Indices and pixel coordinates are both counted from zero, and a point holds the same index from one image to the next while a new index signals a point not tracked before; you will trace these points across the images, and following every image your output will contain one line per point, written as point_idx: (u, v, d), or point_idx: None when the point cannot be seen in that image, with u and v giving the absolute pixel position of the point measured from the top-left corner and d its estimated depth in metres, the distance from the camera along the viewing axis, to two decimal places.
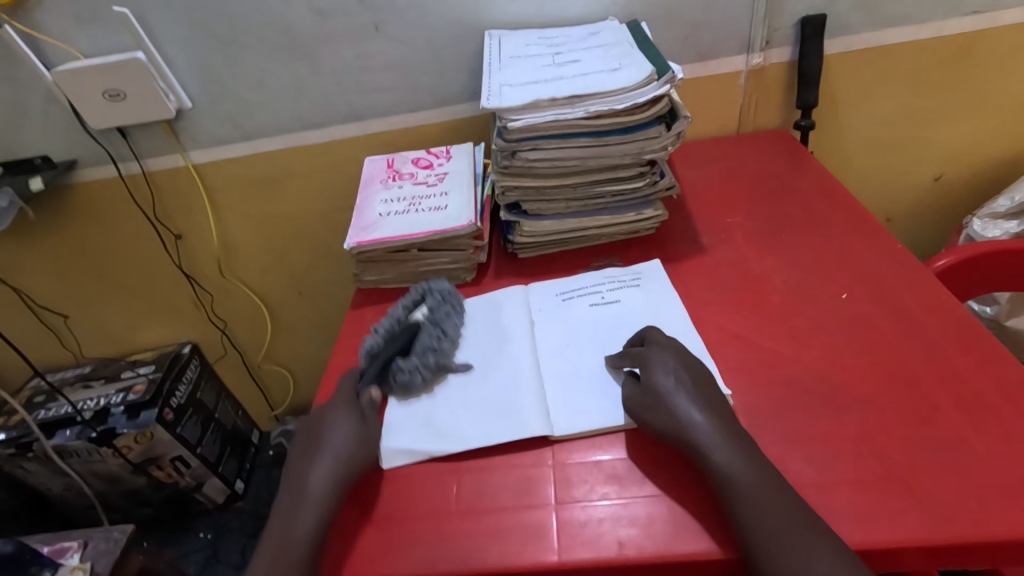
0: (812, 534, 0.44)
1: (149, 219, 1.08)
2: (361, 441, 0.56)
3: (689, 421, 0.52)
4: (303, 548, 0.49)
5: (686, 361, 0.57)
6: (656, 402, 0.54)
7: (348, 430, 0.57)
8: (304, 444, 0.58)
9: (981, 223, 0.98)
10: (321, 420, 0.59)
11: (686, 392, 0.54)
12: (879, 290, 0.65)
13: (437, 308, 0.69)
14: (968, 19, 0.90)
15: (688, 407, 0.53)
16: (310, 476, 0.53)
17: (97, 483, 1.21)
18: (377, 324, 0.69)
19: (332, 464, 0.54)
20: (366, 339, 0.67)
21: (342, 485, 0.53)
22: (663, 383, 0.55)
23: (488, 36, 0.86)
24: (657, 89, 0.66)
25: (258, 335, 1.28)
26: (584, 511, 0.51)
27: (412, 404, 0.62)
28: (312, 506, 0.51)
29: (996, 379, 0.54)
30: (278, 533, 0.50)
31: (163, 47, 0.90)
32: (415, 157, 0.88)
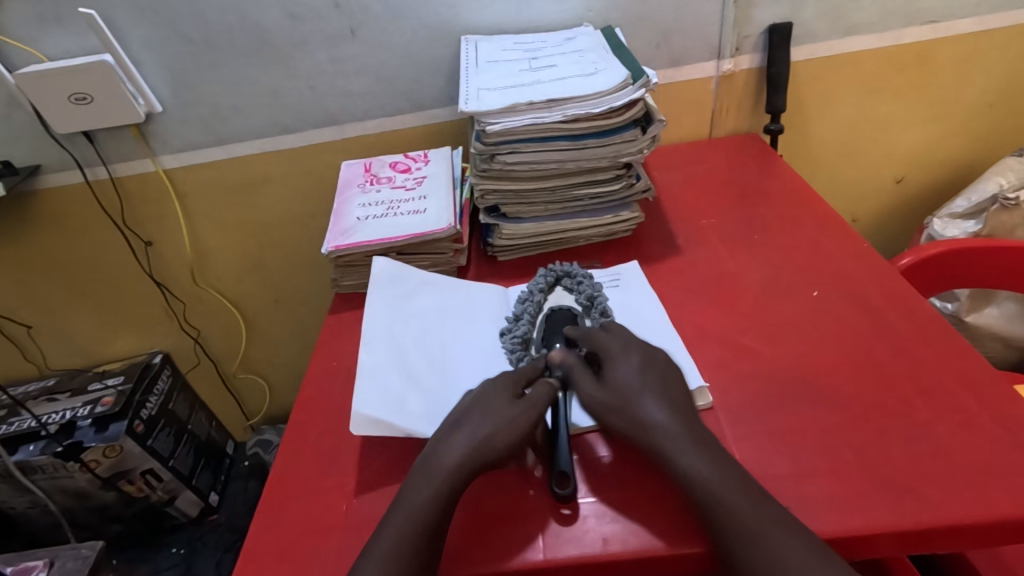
0: (786, 524, 0.46)
1: (118, 225, 1.05)
2: (511, 428, 0.53)
3: (649, 419, 0.53)
4: (425, 519, 0.48)
5: (651, 361, 0.58)
6: (612, 401, 0.55)
7: (504, 405, 0.54)
8: (457, 409, 0.56)
9: (941, 223, 1.02)
10: (481, 392, 0.57)
11: (651, 395, 0.54)
12: (847, 287, 0.67)
13: (586, 292, 0.70)
14: (926, 28, 0.94)
15: (649, 405, 0.53)
16: (450, 445, 0.52)
17: (64, 499, 1.17)
18: (522, 316, 0.68)
19: (473, 442, 0.52)
20: (518, 330, 0.66)
21: (474, 466, 0.51)
22: (628, 384, 0.55)
23: (464, 41, 0.87)
24: (632, 93, 0.67)
25: (232, 343, 1.26)
26: (566, 509, 0.51)
27: (385, 378, 0.60)
28: (443, 478, 0.50)
29: (957, 370, 0.57)
30: (405, 494, 0.50)
31: (132, 50, 0.88)
32: (392, 161, 0.88)
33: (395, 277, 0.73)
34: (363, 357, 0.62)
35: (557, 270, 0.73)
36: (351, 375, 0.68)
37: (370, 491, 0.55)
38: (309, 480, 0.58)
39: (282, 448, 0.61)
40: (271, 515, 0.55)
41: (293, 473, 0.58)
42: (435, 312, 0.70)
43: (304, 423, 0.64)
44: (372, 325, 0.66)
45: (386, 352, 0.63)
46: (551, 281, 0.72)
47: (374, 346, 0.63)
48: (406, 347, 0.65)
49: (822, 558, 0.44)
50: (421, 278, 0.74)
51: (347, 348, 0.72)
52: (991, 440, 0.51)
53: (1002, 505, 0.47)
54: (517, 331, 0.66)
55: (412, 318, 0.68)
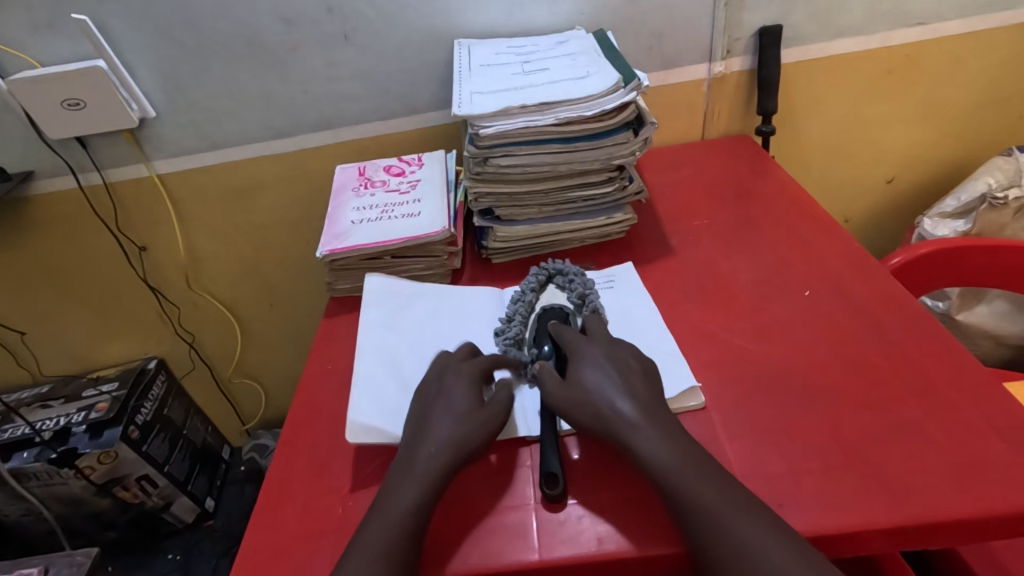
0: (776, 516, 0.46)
1: (112, 230, 1.05)
2: (475, 427, 0.55)
3: (618, 411, 0.53)
4: (406, 520, 0.49)
5: (616, 356, 0.58)
6: (576, 396, 0.55)
7: (463, 403, 0.56)
8: (417, 412, 0.57)
9: (932, 222, 1.03)
10: (434, 393, 0.58)
11: (614, 386, 0.55)
12: (838, 286, 0.68)
13: (576, 289, 0.69)
14: (914, 30, 0.95)
15: (617, 398, 0.54)
16: (419, 451, 0.53)
17: (58, 506, 1.16)
18: (515, 316, 0.68)
19: (441, 447, 0.53)
20: (511, 330, 0.66)
21: (447, 467, 0.52)
22: (593, 381, 0.56)
23: (457, 45, 0.87)
24: (623, 96, 0.68)
25: (227, 347, 1.25)
26: (563, 509, 0.52)
27: (380, 384, 0.62)
28: (420, 481, 0.51)
29: (947, 368, 0.57)
30: (383, 498, 0.51)
31: (125, 56, 0.88)
32: (386, 165, 0.88)
33: (387, 286, 0.75)
34: (358, 366, 0.64)
35: (541, 270, 0.72)
36: (346, 378, 0.69)
37: (366, 494, 0.56)
38: (305, 484, 0.58)
39: (278, 452, 0.61)
40: (267, 519, 0.55)
41: (288, 476, 0.59)
42: (429, 322, 0.71)
43: (300, 426, 0.64)
44: (368, 334, 0.68)
45: (382, 359, 0.65)
46: (542, 277, 0.71)
47: (369, 355, 0.66)
48: (401, 358, 0.66)
49: (814, 556, 0.44)
50: (413, 286, 0.75)
51: (343, 352, 0.72)
52: (981, 437, 0.51)
53: (992, 500, 0.47)
54: (509, 332, 0.66)
55: (407, 324, 0.70)
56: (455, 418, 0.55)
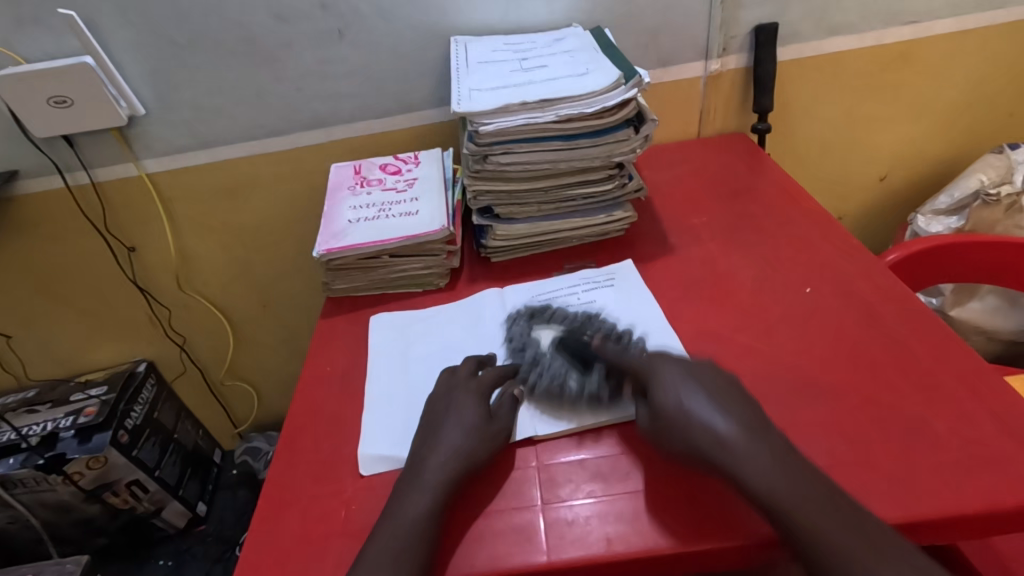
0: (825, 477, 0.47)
1: (100, 231, 1.03)
2: (483, 441, 0.54)
3: (722, 435, 0.49)
4: (418, 526, 0.48)
5: (690, 370, 0.55)
6: (676, 424, 0.51)
7: (474, 415, 0.56)
8: (425, 424, 0.57)
9: (924, 219, 1.04)
10: (443, 407, 0.58)
11: (712, 405, 0.51)
12: (839, 282, 0.68)
13: (566, 316, 0.67)
14: (906, 28, 0.96)
15: (715, 418, 0.50)
16: (429, 460, 0.53)
17: (46, 513, 1.13)
18: (539, 358, 0.62)
19: (450, 456, 0.53)
20: (548, 377, 0.60)
21: (457, 477, 0.52)
22: (693, 404, 0.52)
23: (453, 42, 0.86)
24: (624, 93, 0.67)
25: (219, 350, 1.23)
26: (571, 510, 0.51)
27: (389, 412, 0.62)
28: (431, 488, 0.51)
29: (948, 363, 0.58)
30: (393, 506, 0.51)
31: (114, 53, 0.86)
32: (382, 164, 0.87)
33: (398, 315, 0.74)
34: (369, 396, 0.64)
35: (524, 311, 0.68)
36: (346, 379, 0.67)
37: (369, 498, 0.55)
38: (304, 488, 0.56)
39: (276, 456, 0.60)
40: (266, 524, 0.54)
41: (288, 480, 0.57)
42: (433, 332, 0.71)
43: (299, 429, 0.63)
44: (376, 362, 0.68)
45: (392, 384, 0.65)
46: (528, 315, 0.68)
47: (379, 382, 0.66)
48: (406, 372, 0.66)
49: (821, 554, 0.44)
50: (420, 309, 0.74)
51: (341, 353, 0.71)
52: (987, 432, 0.51)
53: (1000, 496, 0.47)
54: (548, 377, 0.60)
55: (414, 342, 0.70)
56: (465, 432, 0.54)
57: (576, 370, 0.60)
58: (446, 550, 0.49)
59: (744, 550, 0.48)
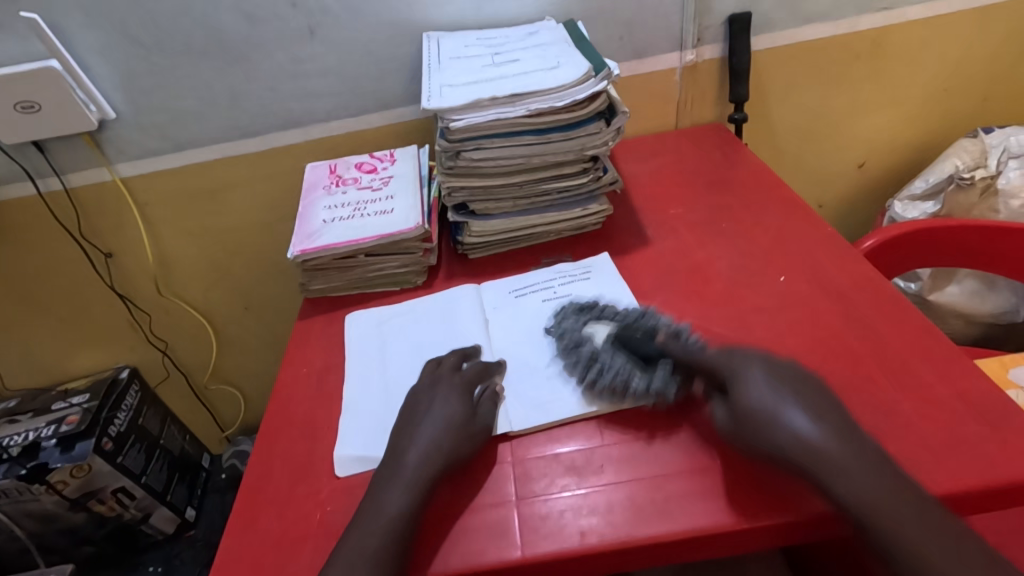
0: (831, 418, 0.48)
1: (75, 237, 1.01)
2: (462, 436, 0.54)
3: (794, 428, 0.47)
4: (394, 523, 0.48)
5: (774, 365, 0.52)
6: (759, 424, 0.49)
7: (456, 409, 0.56)
8: (404, 418, 0.57)
9: (902, 205, 1.03)
10: (424, 402, 0.58)
11: (788, 399, 0.49)
12: (812, 271, 0.69)
13: (618, 310, 0.64)
14: (879, 15, 0.96)
15: (790, 410, 0.48)
16: (408, 455, 0.53)
17: (30, 524, 1.12)
18: (598, 356, 0.59)
19: (429, 451, 0.53)
20: (611, 377, 0.57)
21: (435, 473, 0.51)
22: (763, 395, 0.50)
23: (425, 38, 0.86)
24: (594, 86, 0.67)
25: (203, 353, 1.22)
26: (545, 505, 0.51)
27: (365, 412, 0.61)
28: (409, 483, 0.51)
29: (919, 347, 0.58)
30: (371, 502, 0.50)
31: (80, 55, 0.85)
32: (358, 162, 0.87)
33: (375, 313, 0.74)
34: (346, 397, 0.64)
35: (573, 304, 0.66)
36: (323, 380, 0.67)
37: (346, 499, 0.54)
38: (281, 491, 0.56)
39: (252, 459, 0.60)
40: (242, 528, 0.54)
41: (264, 483, 0.57)
42: (410, 330, 0.70)
43: (276, 431, 0.62)
44: (353, 362, 0.68)
45: (369, 383, 0.65)
46: (578, 309, 0.65)
47: (356, 382, 0.65)
48: (383, 372, 0.66)
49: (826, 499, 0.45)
50: (396, 306, 0.74)
51: (318, 354, 0.71)
52: (955, 416, 0.52)
53: (967, 478, 0.48)
54: (613, 374, 0.57)
55: (390, 340, 0.69)
56: (444, 428, 0.54)
57: (638, 369, 0.57)
58: (423, 548, 0.49)
59: (716, 539, 0.48)
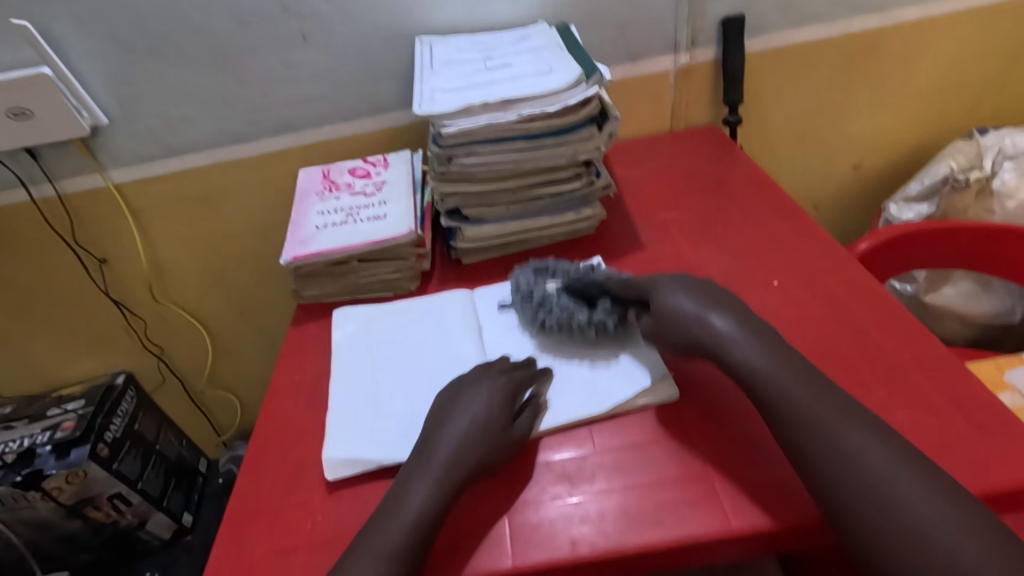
0: (748, 333, 0.54)
1: (68, 243, 1.01)
2: (496, 440, 0.53)
3: (714, 325, 0.54)
4: (419, 518, 0.48)
5: (685, 281, 0.59)
6: (681, 325, 0.56)
7: (494, 407, 0.55)
8: (439, 409, 0.56)
9: (897, 207, 1.04)
10: (460, 395, 0.57)
11: (708, 306, 0.56)
12: (806, 275, 0.68)
13: (569, 264, 0.70)
14: (874, 17, 0.96)
15: (712, 313, 0.55)
16: (440, 448, 0.52)
17: (26, 531, 1.11)
18: (547, 298, 0.65)
19: (462, 447, 0.52)
20: (558, 313, 0.63)
21: (465, 472, 0.51)
22: (687, 304, 0.56)
23: (418, 42, 0.85)
24: (586, 91, 0.67)
25: (199, 358, 1.22)
26: (537, 513, 0.51)
27: (353, 416, 0.61)
28: (437, 479, 0.50)
29: (912, 352, 0.58)
30: (396, 495, 0.50)
31: (72, 62, 0.85)
32: (351, 167, 0.86)
33: (366, 315, 0.74)
34: (333, 400, 0.63)
35: (529, 265, 0.70)
36: (315, 387, 0.67)
37: (337, 508, 0.54)
38: (272, 500, 0.56)
39: (244, 468, 0.60)
40: (232, 538, 0.54)
41: (255, 492, 0.57)
42: (402, 333, 0.70)
43: (267, 440, 0.62)
44: (341, 365, 0.67)
45: (359, 387, 0.64)
46: (537, 269, 0.69)
47: (343, 386, 0.64)
48: (374, 376, 0.65)
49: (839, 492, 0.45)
50: (388, 307, 0.74)
51: (311, 361, 0.70)
52: (948, 421, 0.52)
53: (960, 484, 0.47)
54: (559, 312, 0.64)
55: (381, 343, 0.69)
56: (478, 432, 0.53)
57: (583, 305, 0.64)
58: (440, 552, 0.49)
59: (709, 547, 0.48)
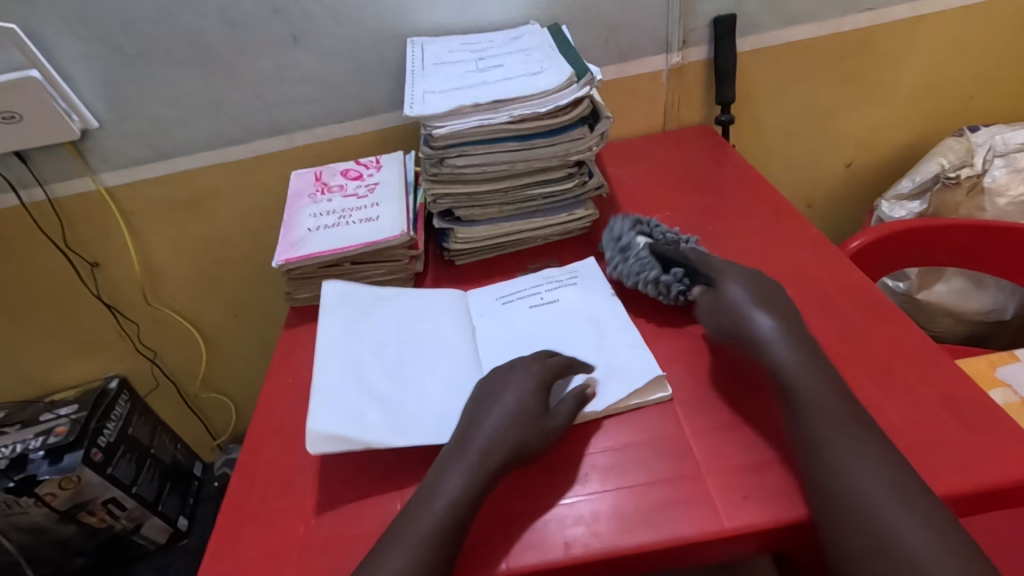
0: (777, 324, 0.56)
1: (60, 247, 1.01)
2: (532, 431, 0.53)
3: (760, 324, 0.56)
4: (449, 509, 0.48)
5: (755, 280, 0.61)
6: (731, 312, 0.58)
7: (531, 398, 0.55)
8: (477, 397, 0.57)
9: (889, 205, 1.03)
10: (499, 384, 0.57)
11: (758, 305, 0.58)
12: (798, 273, 0.69)
13: (667, 231, 0.71)
14: (865, 15, 0.96)
15: (759, 313, 0.57)
16: (476, 438, 0.53)
17: (19, 536, 1.11)
18: (630, 247, 0.70)
19: (498, 437, 0.52)
20: (630, 263, 0.68)
21: (500, 464, 0.51)
22: (741, 301, 0.59)
23: (410, 44, 0.85)
24: (577, 91, 0.67)
25: (193, 361, 1.22)
26: (540, 515, 0.51)
27: (341, 396, 0.58)
28: (470, 469, 0.51)
29: (904, 350, 0.58)
30: (429, 484, 0.51)
31: (61, 65, 0.84)
32: (343, 169, 0.86)
33: (351, 294, 0.71)
34: (318, 377, 0.60)
35: (626, 215, 0.73)
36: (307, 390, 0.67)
37: (331, 512, 0.54)
38: (264, 505, 0.56)
39: (236, 472, 0.59)
40: (225, 542, 0.53)
41: (248, 496, 0.57)
42: (394, 322, 0.68)
43: (260, 443, 0.62)
44: (326, 344, 0.64)
45: (348, 368, 0.61)
46: (633, 221, 0.72)
47: (329, 365, 0.61)
48: (363, 360, 0.63)
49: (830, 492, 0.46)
50: (376, 290, 0.72)
51: (303, 364, 0.70)
52: (939, 419, 0.52)
53: (951, 482, 0.48)
54: (632, 266, 0.68)
55: (371, 327, 0.67)
56: (515, 420, 0.53)
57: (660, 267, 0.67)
58: (478, 540, 0.50)
59: (702, 547, 0.48)
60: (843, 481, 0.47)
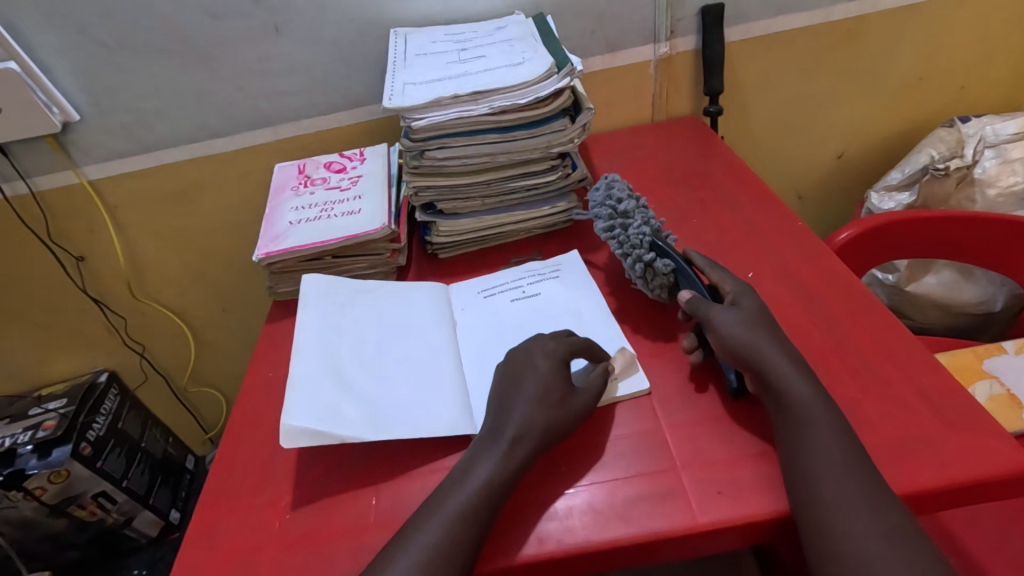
0: (753, 329, 0.55)
1: (46, 242, 1.00)
2: (564, 412, 0.53)
3: (772, 360, 0.52)
4: (480, 492, 0.48)
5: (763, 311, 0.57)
6: (737, 342, 0.54)
7: (559, 379, 0.55)
8: (506, 380, 0.56)
9: (878, 196, 1.02)
10: (527, 366, 0.57)
11: (771, 343, 0.53)
12: (781, 266, 0.68)
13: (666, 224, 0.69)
14: (855, 4, 0.95)
15: (770, 350, 0.53)
16: (508, 423, 0.52)
17: (10, 531, 1.10)
18: (631, 217, 0.67)
19: (532, 419, 0.52)
20: (629, 233, 0.65)
21: (534, 445, 0.51)
22: (745, 336, 0.54)
23: (393, 34, 0.84)
24: (557, 82, 0.66)
25: (182, 355, 1.21)
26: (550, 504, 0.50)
27: (316, 385, 0.57)
28: (502, 453, 0.50)
29: (884, 344, 0.58)
30: (459, 469, 0.51)
31: (39, 56, 0.83)
32: (327, 162, 0.85)
33: (329, 286, 0.70)
34: (294, 367, 0.59)
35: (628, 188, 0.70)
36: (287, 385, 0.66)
37: (306, 508, 0.54)
38: (242, 499, 0.56)
39: (213, 468, 0.59)
40: (200, 537, 0.53)
41: (225, 491, 0.57)
42: (374, 314, 0.68)
43: (238, 439, 0.61)
44: (304, 332, 0.63)
45: (324, 360, 0.61)
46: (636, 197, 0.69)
47: (306, 355, 0.61)
48: (338, 352, 0.62)
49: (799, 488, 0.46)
50: (356, 283, 0.71)
51: (284, 358, 0.70)
52: (916, 413, 0.52)
53: (925, 477, 0.48)
54: (629, 237, 0.65)
55: (350, 319, 0.66)
56: (545, 402, 0.53)
57: (656, 252, 0.64)
58: (509, 522, 0.50)
59: (675, 542, 0.48)
60: (815, 476, 0.46)
